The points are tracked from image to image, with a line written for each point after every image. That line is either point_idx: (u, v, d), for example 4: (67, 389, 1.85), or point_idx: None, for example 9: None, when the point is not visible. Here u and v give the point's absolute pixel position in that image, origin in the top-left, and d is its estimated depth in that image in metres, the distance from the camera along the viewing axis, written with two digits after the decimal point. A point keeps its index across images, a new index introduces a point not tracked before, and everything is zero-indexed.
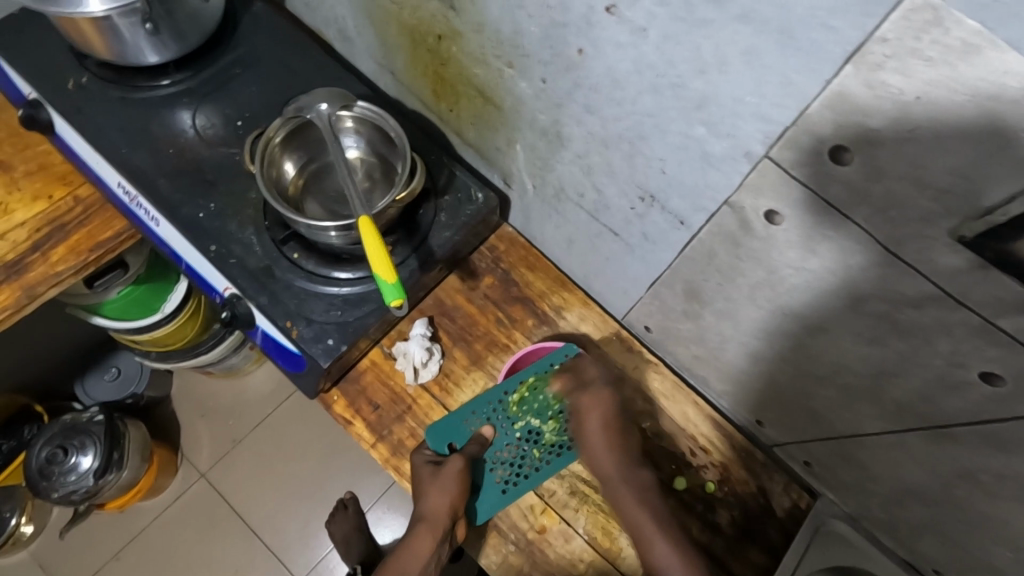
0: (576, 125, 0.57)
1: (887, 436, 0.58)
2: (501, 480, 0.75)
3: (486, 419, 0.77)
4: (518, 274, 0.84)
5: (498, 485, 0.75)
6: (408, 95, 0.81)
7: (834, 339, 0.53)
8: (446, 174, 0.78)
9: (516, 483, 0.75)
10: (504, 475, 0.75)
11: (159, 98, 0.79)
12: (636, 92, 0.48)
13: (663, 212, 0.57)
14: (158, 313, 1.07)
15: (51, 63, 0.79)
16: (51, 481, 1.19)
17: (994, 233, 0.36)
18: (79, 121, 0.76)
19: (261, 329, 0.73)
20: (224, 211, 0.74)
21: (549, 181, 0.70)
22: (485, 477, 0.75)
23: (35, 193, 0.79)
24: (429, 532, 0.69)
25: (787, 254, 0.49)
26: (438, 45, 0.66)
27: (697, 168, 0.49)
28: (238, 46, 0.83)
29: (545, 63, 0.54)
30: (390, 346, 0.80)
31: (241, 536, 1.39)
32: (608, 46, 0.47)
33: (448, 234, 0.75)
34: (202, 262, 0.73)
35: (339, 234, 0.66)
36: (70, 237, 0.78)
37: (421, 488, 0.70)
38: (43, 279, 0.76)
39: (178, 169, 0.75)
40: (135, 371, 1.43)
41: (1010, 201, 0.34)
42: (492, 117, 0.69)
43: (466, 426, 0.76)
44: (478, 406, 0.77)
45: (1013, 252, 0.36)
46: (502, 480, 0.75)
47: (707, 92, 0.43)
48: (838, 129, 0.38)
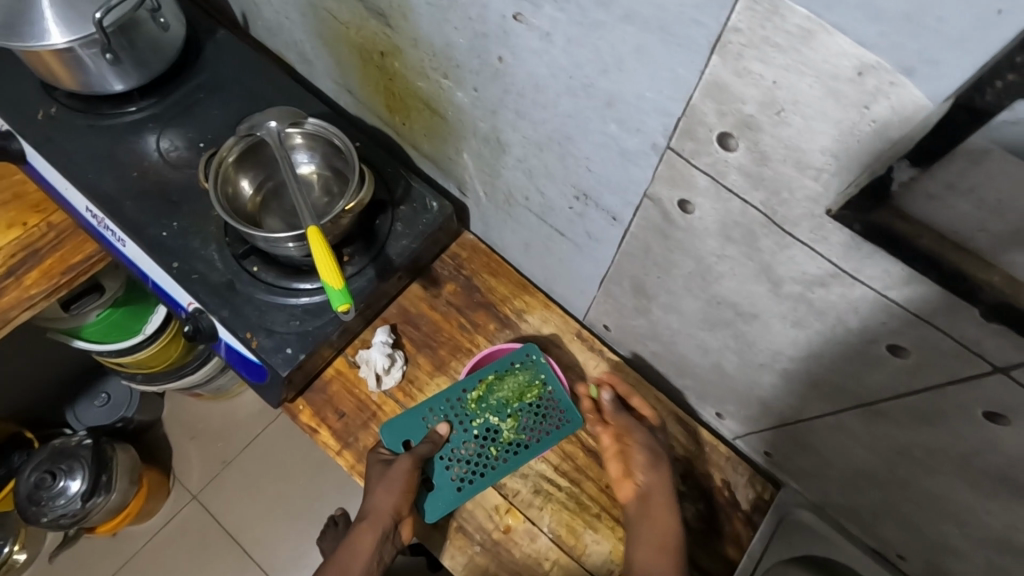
0: (511, 130, 0.60)
1: (827, 418, 0.59)
2: (457, 478, 0.75)
3: (444, 417, 0.78)
4: (481, 280, 0.86)
5: (453, 483, 0.75)
6: (365, 112, 0.84)
7: (764, 324, 0.54)
8: (402, 185, 0.80)
9: (471, 482, 0.75)
10: (459, 473, 0.75)
11: (126, 124, 0.82)
12: (555, 94, 0.50)
13: (597, 209, 0.59)
14: (139, 335, 1.09)
15: (22, 95, 0.82)
16: (40, 506, 1.21)
17: (856, 206, 0.37)
18: (50, 149, 0.79)
19: (224, 342, 0.75)
20: (188, 229, 0.76)
21: (498, 187, 0.72)
22: (441, 475, 0.75)
23: (11, 220, 0.82)
24: (369, 531, 0.70)
25: (708, 242, 0.50)
26: (383, 61, 0.69)
27: (619, 165, 0.51)
28: (202, 72, 0.86)
29: (474, 72, 0.57)
30: (354, 354, 0.82)
31: (231, 557, 1.41)
32: (527, 52, 0.49)
33: (404, 243, 0.78)
34: (167, 280, 0.75)
35: (297, 245, 0.69)
36: (43, 262, 0.81)
37: (369, 488, 0.71)
38: (15, 303, 0.78)
39: (146, 192, 0.78)
40: (125, 396, 1.45)
41: (862, 173, 0.36)
42: (439, 128, 0.72)
43: (422, 424, 0.77)
44: (436, 404, 0.79)
45: (877, 221, 0.36)
46: (458, 479, 0.75)
47: (612, 90, 0.45)
48: (723, 117, 0.40)
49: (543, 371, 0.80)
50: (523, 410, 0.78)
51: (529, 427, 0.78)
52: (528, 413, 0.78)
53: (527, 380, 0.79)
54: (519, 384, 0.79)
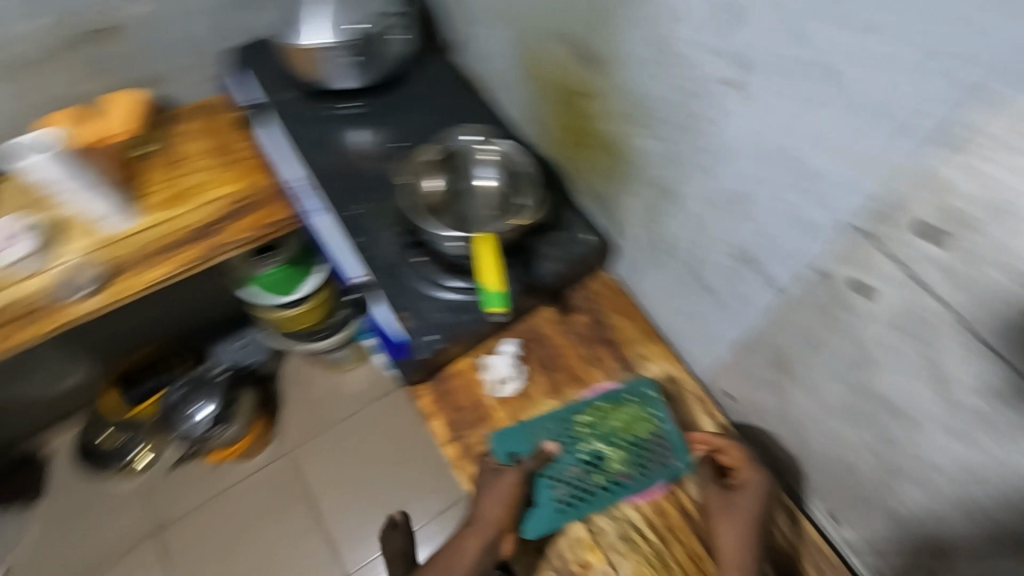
0: (692, 184, 0.63)
1: (970, 550, 0.54)
2: (560, 499, 0.77)
3: (552, 435, 0.81)
4: (611, 318, 0.89)
5: (555, 504, 0.77)
6: (542, 143, 0.92)
7: (920, 430, 0.52)
8: (556, 213, 0.87)
9: (574, 505, 0.77)
10: (562, 495, 0.78)
11: (342, 117, 0.96)
12: (751, 161, 0.55)
13: (760, 274, 0.61)
14: (295, 294, 1.24)
15: (271, 80, 1.00)
16: (175, 419, 1.44)
17: None
18: (282, 125, 0.95)
19: (377, 317, 0.84)
20: (371, 213, 0.87)
21: (657, 234, 0.76)
22: (546, 493, 0.78)
23: (236, 176, 1.00)
24: (476, 534, 0.73)
25: (876, 329, 0.50)
26: (578, 100, 0.76)
27: (796, 234, 0.54)
28: (413, 84, 0.99)
29: (672, 125, 0.61)
30: (479, 357, 0.87)
31: (305, 517, 1.52)
32: (734, 117, 0.54)
33: (557, 265, 0.84)
34: (348, 252, 0.87)
35: (461, 245, 0.76)
36: (252, 215, 0.98)
37: (481, 490, 0.76)
38: (224, 244, 0.96)
39: (347, 175, 0.91)
40: (259, 345, 1.64)
41: None
42: (614, 169, 0.77)
43: (531, 439, 0.81)
44: (546, 421, 0.82)
45: None
46: (561, 500, 0.77)
47: (817, 163, 0.48)
48: (936, 209, 0.41)
49: (654, 408, 0.81)
50: (631, 442, 0.79)
51: (635, 461, 0.79)
52: (635, 448, 0.80)
53: (637, 413, 0.81)
54: (630, 416, 0.80)
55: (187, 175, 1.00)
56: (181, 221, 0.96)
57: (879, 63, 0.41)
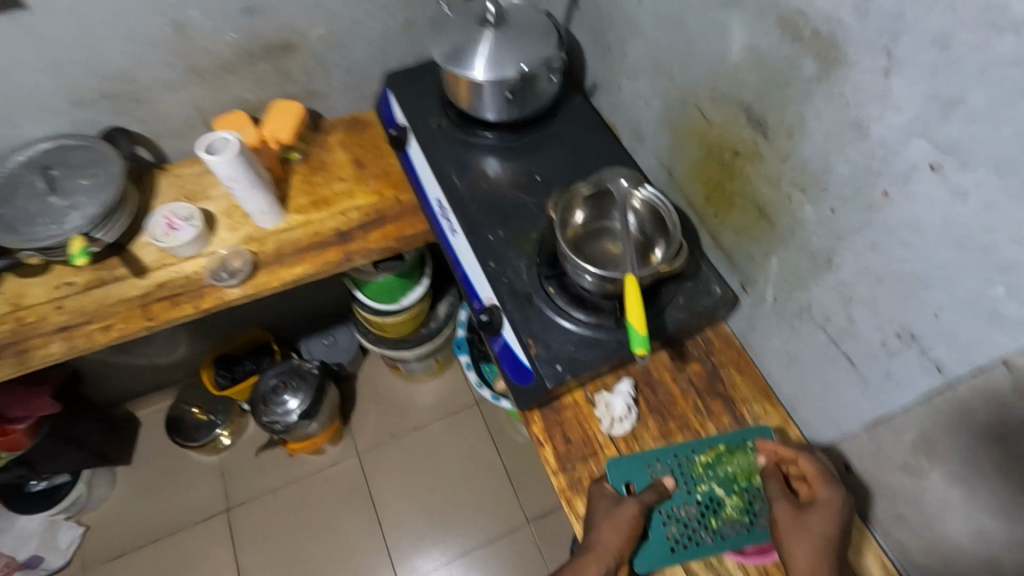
0: (852, 256, 0.64)
1: None
2: (672, 538, 0.77)
3: (669, 471, 0.81)
4: (727, 372, 0.90)
5: (668, 541, 0.77)
6: (676, 194, 0.94)
7: None
8: (693, 265, 0.89)
9: (686, 546, 0.77)
10: (675, 534, 0.78)
11: (485, 146, 1.01)
12: (935, 244, 0.54)
13: (921, 354, 0.61)
14: (398, 304, 1.31)
15: (423, 103, 1.06)
16: (267, 406, 1.48)
17: None
18: (429, 148, 1.01)
19: (503, 340, 0.86)
20: (508, 240, 0.91)
21: (796, 298, 0.76)
22: (659, 529, 0.78)
23: (377, 190, 1.08)
24: (593, 564, 0.72)
25: None
26: (732, 159, 0.78)
27: (979, 326, 0.53)
28: (551, 124, 1.04)
29: (842, 197, 0.62)
30: (593, 393, 0.89)
31: (368, 520, 1.56)
32: (922, 199, 0.54)
33: (682, 315, 0.86)
34: (478, 275, 0.90)
35: (592, 279, 0.79)
36: (386, 227, 1.05)
37: (598, 518, 0.75)
38: (360, 250, 1.03)
39: (486, 202, 0.95)
40: (346, 344, 1.72)
41: None
42: (759, 230, 0.78)
43: (647, 472, 0.81)
44: (662, 456, 0.83)
45: None
46: (673, 538, 0.77)
47: (1020, 261, 0.48)
48: None
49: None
50: (750, 490, 0.79)
51: (752, 512, 0.79)
52: (753, 497, 0.79)
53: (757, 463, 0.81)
54: (750, 464, 0.81)
55: (333, 183, 1.09)
56: (322, 224, 1.05)
57: None
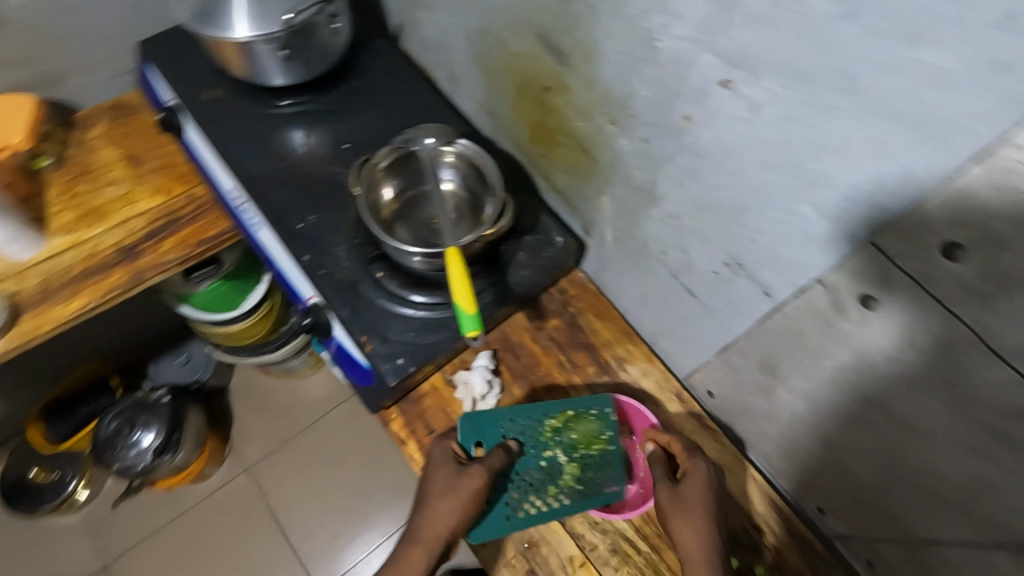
0: (672, 186, 0.59)
1: None
2: (510, 506, 0.74)
3: (518, 434, 0.76)
4: (586, 320, 0.85)
5: (506, 510, 0.73)
6: (504, 137, 0.85)
7: (921, 438, 0.50)
8: (530, 216, 0.82)
9: (523, 514, 0.73)
10: (515, 503, 0.74)
11: (279, 115, 0.85)
12: (744, 164, 0.49)
13: (749, 281, 0.58)
14: (236, 310, 1.14)
15: (195, 74, 0.87)
16: (113, 452, 1.27)
17: None
18: (210, 128, 0.83)
19: (336, 340, 0.77)
20: (323, 224, 0.78)
21: (633, 235, 0.71)
22: (499, 497, 0.74)
23: (158, 187, 0.90)
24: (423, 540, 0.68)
25: (880, 342, 0.47)
26: (544, 95, 0.70)
27: (795, 245, 0.50)
28: (354, 77, 0.89)
29: (651, 125, 0.56)
30: (452, 372, 0.82)
31: (272, 535, 1.44)
32: (722, 118, 0.48)
33: (526, 273, 0.78)
34: (295, 271, 0.78)
35: (422, 260, 0.70)
36: (181, 230, 0.88)
37: (432, 493, 0.69)
38: (151, 266, 0.85)
39: (289, 182, 0.81)
40: (203, 359, 1.53)
41: None
42: (586, 168, 0.71)
43: (499, 431, 0.76)
44: (514, 417, 0.77)
45: None
46: (511, 507, 0.73)
47: (822, 174, 0.44)
48: (958, 228, 0.39)
49: (610, 427, 0.77)
50: (588, 459, 0.76)
51: (590, 478, 0.75)
52: (597, 462, 0.76)
53: (597, 429, 0.77)
54: (591, 430, 0.76)
55: (103, 189, 0.89)
56: (99, 243, 0.85)
57: (896, 70, 0.36)
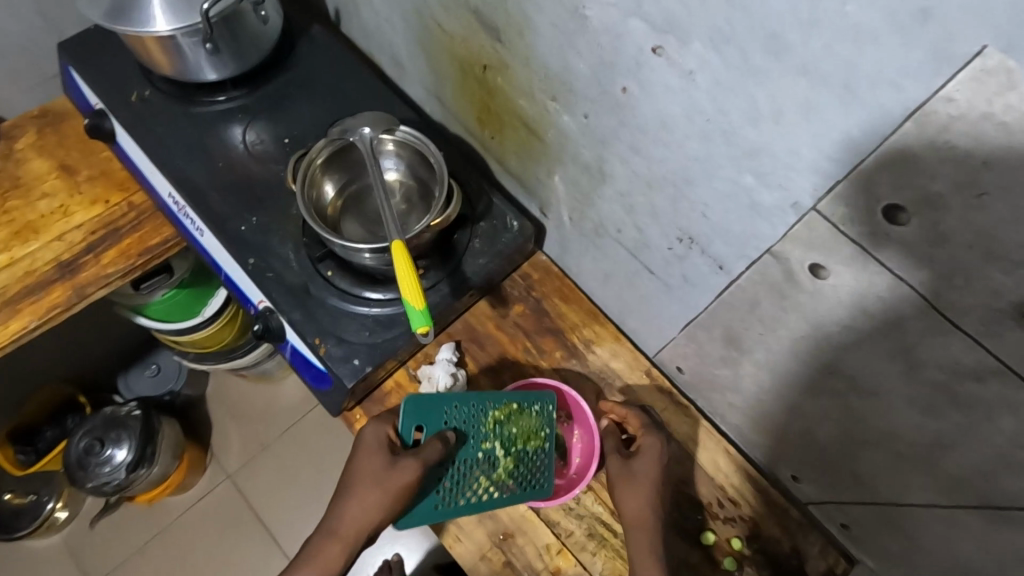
0: (618, 163, 0.56)
1: (940, 512, 0.52)
2: (440, 496, 0.66)
3: (462, 423, 0.69)
4: (551, 304, 0.83)
5: (435, 500, 0.66)
6: (453, 121, 0.82)
7: (883, 403, 0.49)
8: (484, 202, 0.78)
9: (449, 505, 0.67)
10: (445, 493, 0.67)
11: (215, 113, 0.81)
12: (682, 135, 0.47)
13: (703, 254, 0.56)
14: (199, 317, 1.10)
15: (121, 75, 0.83)
16: (86, 471, 1.24)
17: None
18: (142, 132, 0.79)
19: (291, 344, 0.74)
20: (267, 226, 0.75)
21: (587, 215, 0.69)
22: (429, 485, 0.66)
23: (95, 197, 0.85)
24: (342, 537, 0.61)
25: (834, 311, 0.46)
26: (484, 75, 0.66)
27: (743, 216, 0.48)
28: (292, 67, 0.85)
29: (590, 99, 0.54)
30: (416, 368, 0.80)
31: (260, 540, 1.43)
32: (658, 89, 0.46)
33: (482, 261, 0.75)
34: (242, 275, 0.74)
35: (373, 256, 0.67)
36: (122, 241, 0.84)
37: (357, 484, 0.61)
38: (93, 279, 0.81)
39: (229, 184, 0.77)
40: (174, 370, 1.51)
41: None
42: (534, 148, 0.68)
43: (441, 418, 0.68)
44: (460, 404, 0.69)
45: None
46: (441, 498, 0.66)
47: (759, 142, 0.42)
48: (899, 191, 0.36)
49: (549, 423, 0.73)
50: (523, 454, 0.72)
51: (522, 473, 0.71)
52: (529, 458, 0.72)
53: (537, 424, 0.73)
54: (531, 425, 0.72)
55: (35, 203, 0.84)
56: (35, 259, 0.81)
57: (818, 25, 0.34)
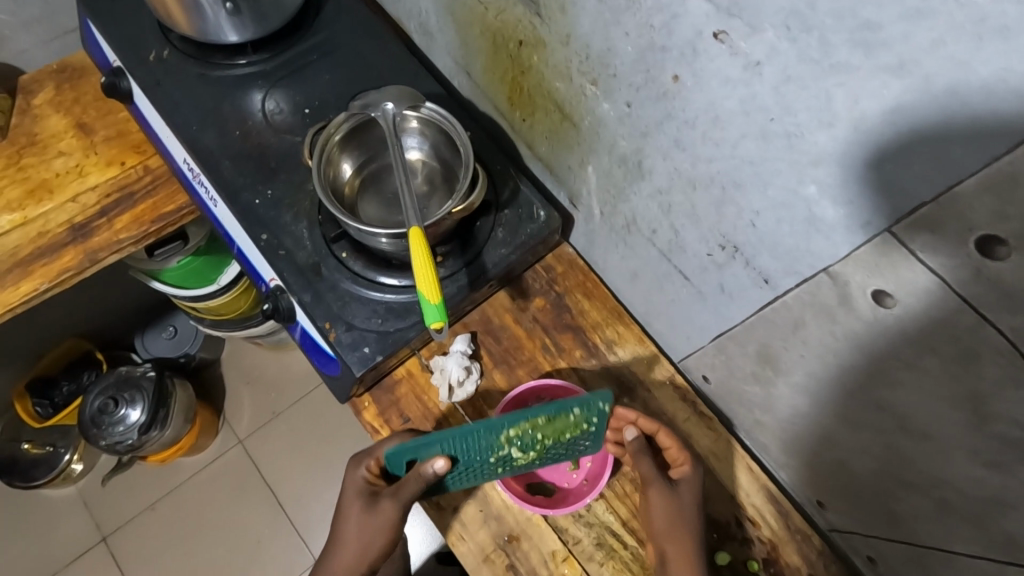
0: (659, 158, 0.51)
1: (984, 565, 0.48)
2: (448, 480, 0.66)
3: (463, 443, 0.61)
4: (573, 300, 0.79)
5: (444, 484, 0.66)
6: (481, 98, 0.77)
7: (937, 447, 0.44)
8: (510, 188, 0.73)
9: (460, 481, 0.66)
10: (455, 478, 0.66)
11: (234, 77, 0.77)
12: (737, 135, 0.42)
13: (746, 266, 0.50)
14: (214, 285, 1.09)
15: (138, 32, 0.79)
16: (100, 429, 1.25)
17: None
18: (158, 93, 0.76)
19: (300, 326, 0.71)
20: (282, 200, 0.72)
21: (619, 210, 0.64)
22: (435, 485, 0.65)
23: (110, 158, 0.83)
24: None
25: (894, 344, 0.41)
26: (518, 51, 0.61)
27: (798, 230, 0.42)
28: (316, 32, 0.81)
29: (634, 86, 0.48)
30: (428, 357, 0.76)
31: (267, 507, 1.44)
32: (714, 79, 0.41)
33: (503, 252, 0.71)
34: (253, 251, 0.71)
35: (390, 241, 0.63)
36: (136, 206, 0.81)
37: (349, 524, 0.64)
38: (105, 245, 0.79)
39: (244, 154, 0.74)
40: (190, 333, 1.51)
41: None
42: (567, 135, 0.63)
43: (435, 445, 0.61)
44: (461, 441, 0.61)
45: None
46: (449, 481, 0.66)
47: (828, 148, 0.36)
48: (1001, 220, 0.31)
49: (598, 413, 0.62)
50: (556, 445, 0.64)
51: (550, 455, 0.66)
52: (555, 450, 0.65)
53: (571, 425, 0.61)
54: (564, 425, 0.61)
55: (51, 161, 0.82)
56: (48, 221, 0.79)
57: (926, 16, 0.28)
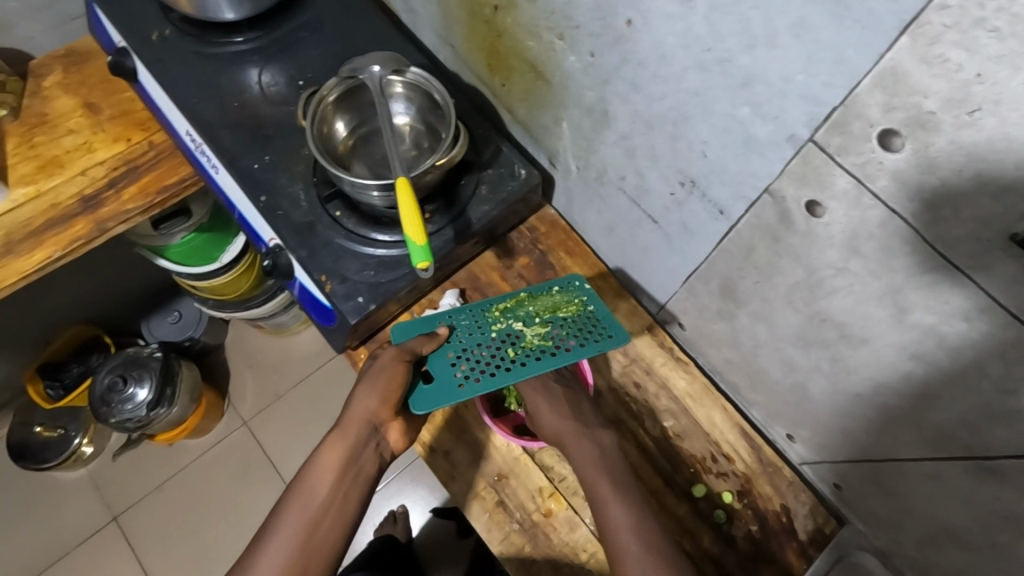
0: (620, 103, 0.56)
1: (924, 465, 0.52)
2: (460, 374, 0.65)
3: (462, 320, 0.71)
4: (556, 257, 0.83)
5: (455, 379, 0.65)
6: (464, 68, 0.82)
7: (874, 352, 0.49)
8: (491, 149, 0.78)
9: (476, 379, 0.64)
10: (463, 370, 0.66)
11: (231, 54, 0.82)
12: (682, 68, 0.46)
13: (702, 199, 0.55)
14: (217, 262, 1.14)
15: (140, 15, 0.84)
16: (110, 407, 1.30)
17: None
18: (159, 69, 0.81)
19: (299, 282, 0.76)
20: (278, 165, 0.77)
21: (591, 162, 0.69)
22: (445, 371, 0.66)
23: (116, 135, 0.88)
24: (339, 444, 0.63)
25: (828, 253, 0.46)
26: (493, 16, 0.66)
27: (739, 153, 0.47)
28: (307, 11, 0.86)
29: (594, 35, 0.53)
30: (420, 313, 0.81)
31: (271, 484, 1.48)
32: (657, 17, 0.45)
33: (486, 208, 0.75)
34: (253, 213, 0.76)
35: (381, 194, 0.67)
36: (141, 178, 0.86)
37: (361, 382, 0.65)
38: (113, 215, 0.84)
39: (242, 124, 0.79)
40: (194, 317, 1.55)
41: None
42: (540, 93, 0.68)
43: (435, 321, 0.71)
44: (457, 312, 0.72)
45: None
46: (461, 374, 0.65)
47: (754, 69, 0.41)
48: (891, 112, 0.36)
49: (586, 294, 0.72)
50: (556, 321, 0.69)
51: (558, 335, 0.67)
52: (558, 325, 0.68)
53: (560, 300, 0.71)
54: (555, 301, 0.71)
55: (59, 138, 0.87)
56: (59, 193, 0.84)
57: None
